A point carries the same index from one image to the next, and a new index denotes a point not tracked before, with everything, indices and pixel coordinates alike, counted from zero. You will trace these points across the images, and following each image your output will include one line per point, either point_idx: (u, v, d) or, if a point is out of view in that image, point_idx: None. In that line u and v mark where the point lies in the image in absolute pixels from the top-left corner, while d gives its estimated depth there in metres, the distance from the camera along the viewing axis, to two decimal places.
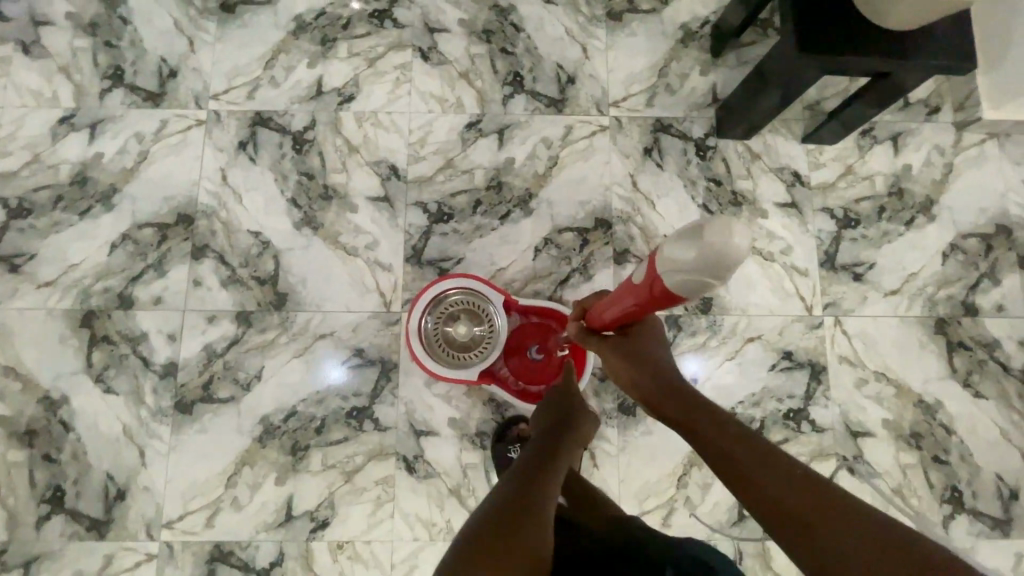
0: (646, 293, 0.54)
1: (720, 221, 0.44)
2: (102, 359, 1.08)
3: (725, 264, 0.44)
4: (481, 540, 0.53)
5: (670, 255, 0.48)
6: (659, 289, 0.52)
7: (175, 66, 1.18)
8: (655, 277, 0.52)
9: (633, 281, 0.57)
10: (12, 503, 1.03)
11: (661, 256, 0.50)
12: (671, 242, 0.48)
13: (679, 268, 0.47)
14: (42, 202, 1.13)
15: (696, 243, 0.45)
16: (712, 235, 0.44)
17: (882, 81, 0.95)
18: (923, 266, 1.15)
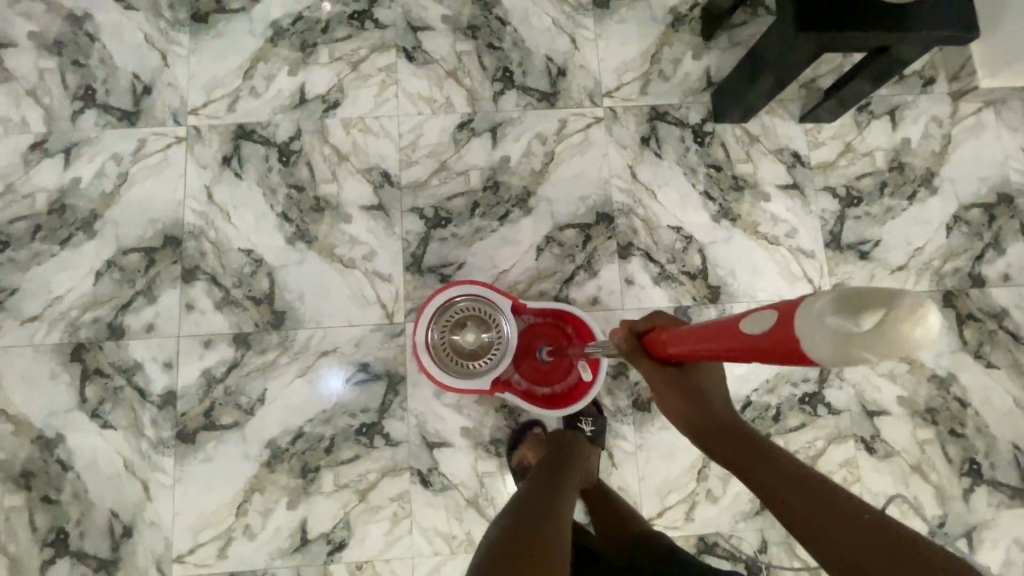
0: (767, 347, 0.45)
1: (906, 297, 0.34)
2: (96, 393, 1.03)
3: (900, 351, 0.35)
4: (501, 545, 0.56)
5: (822, 317, 0.38)
6: (786, 349, 0.43)
7: (149, 82, 1.13)
8: (786, 337, 0.42)
9: (741, 329, 0.48)
10: (13, 549, 0.99)
11: (806, 316, 0.40)
12: (828, 307, 0.38)
13: (832, 343, 0.38)
14: (19, 233, 1.08)
15: (877, 315, 0.35)
16: (895, 317, 0.34)
17: (881, 57, 0.92)
18: (928, 240, 1.14)
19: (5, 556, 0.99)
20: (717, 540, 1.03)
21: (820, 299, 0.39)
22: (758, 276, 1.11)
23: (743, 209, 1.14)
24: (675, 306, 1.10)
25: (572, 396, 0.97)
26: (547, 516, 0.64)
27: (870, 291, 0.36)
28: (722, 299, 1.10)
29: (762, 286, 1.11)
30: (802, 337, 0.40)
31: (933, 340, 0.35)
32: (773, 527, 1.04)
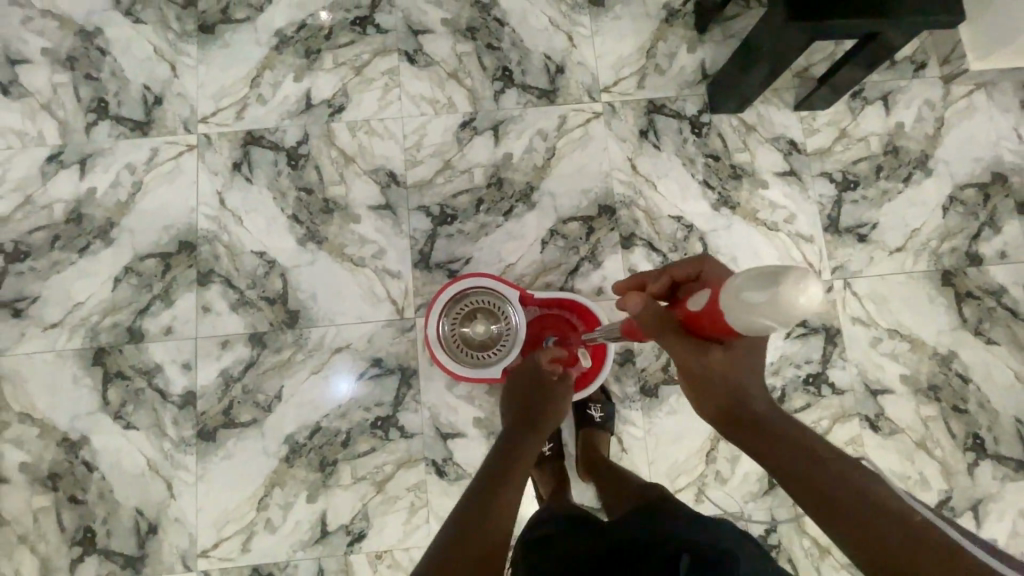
0: (702, 322, 0.50)
1: (796, 270, 0.40)
2: (118, 395, 1.07)
3: (795, 317, 0.41)
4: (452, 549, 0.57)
5: (737, 292, 0.43)
6: (718, 324, 0.48)
7: (160, 93, 1.16)
8: (716, 311, 0.47)
9: (688, 306, 0.52)
10: (43, 549, 1.02)
11: (728, 291, 0.44)
12: (743, 281, 0.43)
13: (749, 312, 0.43)
14: (39, 243, 1.11)
15: (768, 289, 0.40)
16: (789, 286, 0.39)
17: (870, 45, 0.95)
18: (925, 221, 1.16)
19: (35, 555, 1.02)
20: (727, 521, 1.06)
21: (737, 277, 0.44)
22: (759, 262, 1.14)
23: (742, 197, 1.16)
24: None
25: (575, 387, 0.99)
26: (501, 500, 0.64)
27: (768, 269, 0.41)
28: None
29: None
30: (728, 313, 0.45)
31: (819, 306, 0.40)
32: (781, 506, 1.06)
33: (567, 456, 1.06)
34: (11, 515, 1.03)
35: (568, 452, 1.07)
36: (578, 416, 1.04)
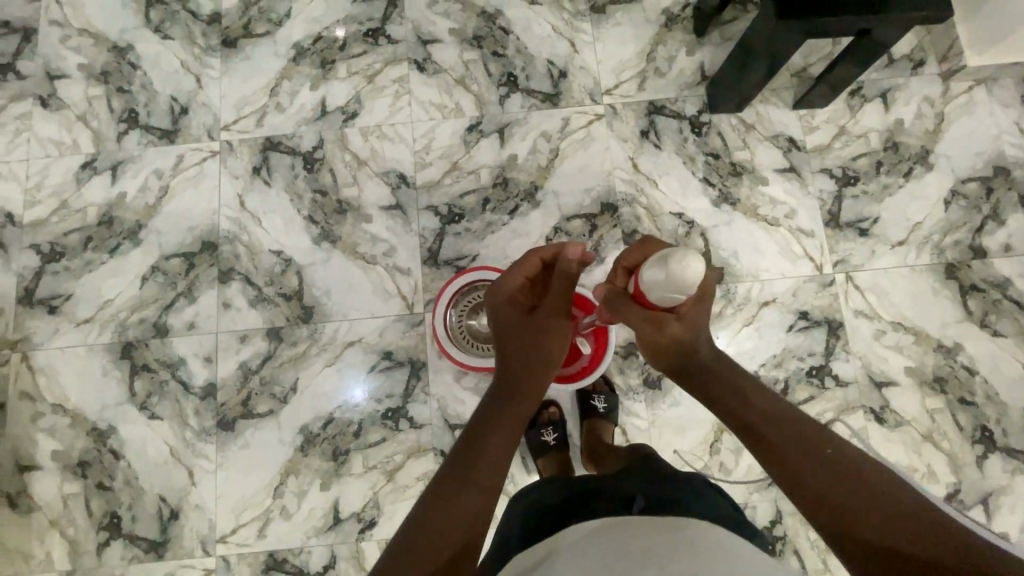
0: (631, 303, 0.62)
1: (678, 250, 0.54)
2: (144, 387, 1.12)
3: (689, 285, 0.54)
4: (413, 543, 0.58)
5: (645, 272, 0.57)
6: (642, 303, 0.60)
7: (186, 103, 1.24)
8: (639, 292, 0.60)
9: (621, 292, 0.64)
10: (72, 533, 1.07)
11: (642, 274, 0.58)
12: (649, 264, 0.56)
13: (657, 287, 0.56)
14: (73, 244, 1.18)
15: (666, 264, 0.54)
16: (677, 261, 0.53)
17: (863, 41, 0.98)
18: (927, 215, 1.17)
19: (65, 539, 1.07)
20: None
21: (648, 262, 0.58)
22: (760, 256, 1.16)
23: (742, 194, 1.18)
24: None
25: (577, 375, 1.02)
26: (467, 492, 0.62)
27: (666, 251, 0.55)
28: (726, 279, 1.15)
29: (764, 265, 1.15)
30: (646, 291, 0.58)
31: (701, 274, 0.53)
32: (786, 498, 1.06)
33: (573, 447, 1.09)
34: (43, 500, 1.08)
35: (574, 443, 1.09)
36: (582, 408, 1.07)
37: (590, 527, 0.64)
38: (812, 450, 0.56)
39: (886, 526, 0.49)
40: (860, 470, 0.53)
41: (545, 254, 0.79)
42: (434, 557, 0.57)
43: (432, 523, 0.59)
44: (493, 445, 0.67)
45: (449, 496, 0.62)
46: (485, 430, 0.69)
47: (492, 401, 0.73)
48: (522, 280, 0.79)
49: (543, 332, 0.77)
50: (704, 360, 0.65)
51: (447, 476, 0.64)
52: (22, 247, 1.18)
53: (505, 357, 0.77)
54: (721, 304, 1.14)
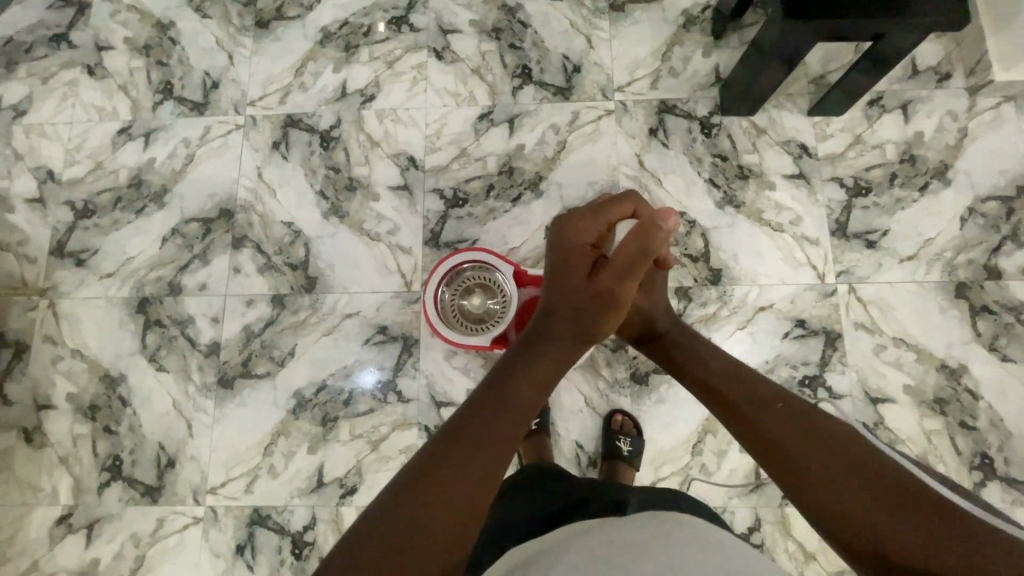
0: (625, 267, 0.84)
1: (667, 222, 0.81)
2: (155, 341, 1.19)
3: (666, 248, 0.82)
4: (384, 526, 0.48)
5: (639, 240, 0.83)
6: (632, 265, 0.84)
7: (217, 79, 1.31)
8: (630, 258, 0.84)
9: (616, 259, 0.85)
10: (78, 471, 1.14)
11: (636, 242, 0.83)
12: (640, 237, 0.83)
13: None
14: (104, 203, 1.26)
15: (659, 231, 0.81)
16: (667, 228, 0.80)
17: (877, 45, 0.96)
18: (940, 231, 1.13)
19: (71, 476, 1.14)
20: None
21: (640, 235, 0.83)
22: (761, 261, 1.14)
23: (748, 197, 1.17)
24: (677, 286, 1.14)
25: None
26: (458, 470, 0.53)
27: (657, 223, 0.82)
28: (723, 281, 1.14)
29: (764, 269, 1.14)
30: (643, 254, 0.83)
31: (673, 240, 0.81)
32: (766, 506, 1.05)
33: (556, 435, 1.10)
34: (54, 438, 1.16)
35: (557, 432, 1.10)
36: (605, 447, 1.05)
37: (586, 522, 0.65)
38: (785, 417, 0.56)
39: (856, 494, 0.48)
40: (834, 434, 0.53)
41: (638, 208, 0.84)
42: (427, 534, 0.49)
43: (427, 491, 0.51)
44: (500, 421, 0.58)
45: (448, 463, 0.53)
46: (494, 400, 0.60)
47: (521, 352, 0.69)
48: (602, 227, 0.82)
49: (599, 289, 0.75)
50: (665, 330, 0.82)
51: (450, 438, 0.55)
52: (59, 203, 1.27)
53: (551, 299, 0.76)
54: (716, 305, 1.13)
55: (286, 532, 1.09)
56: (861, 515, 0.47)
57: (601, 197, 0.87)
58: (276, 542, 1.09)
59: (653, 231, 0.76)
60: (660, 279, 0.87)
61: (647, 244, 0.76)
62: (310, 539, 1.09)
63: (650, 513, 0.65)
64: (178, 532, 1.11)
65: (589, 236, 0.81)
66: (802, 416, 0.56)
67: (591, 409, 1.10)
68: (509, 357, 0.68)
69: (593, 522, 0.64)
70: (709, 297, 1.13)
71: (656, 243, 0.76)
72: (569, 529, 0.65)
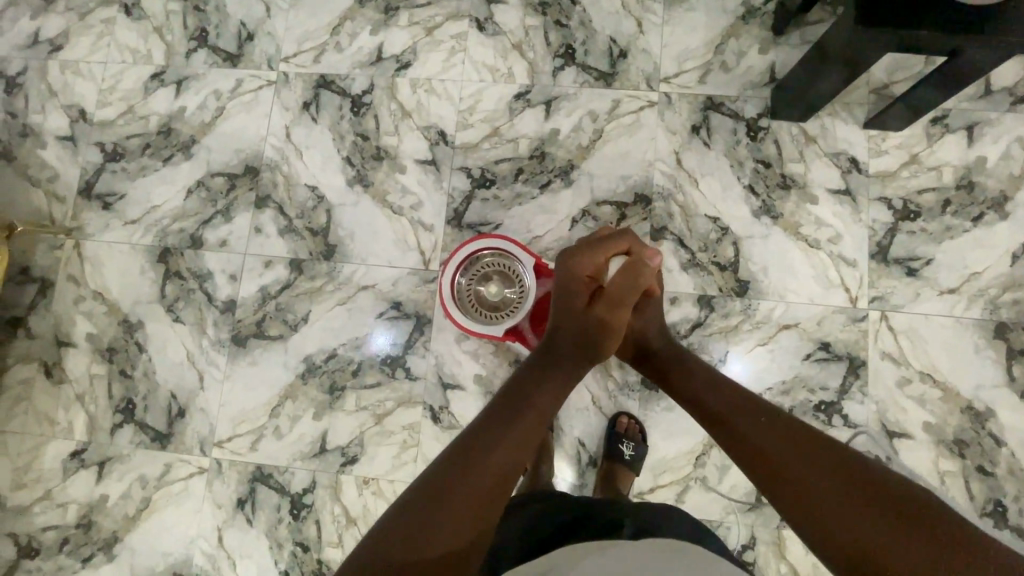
0: None
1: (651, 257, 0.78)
2: (174, 292, 1.20)
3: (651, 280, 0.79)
4: (396, 530, 0.50)
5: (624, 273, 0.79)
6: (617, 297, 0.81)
7: (252, 30, 1.28)
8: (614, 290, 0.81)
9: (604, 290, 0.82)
10: (93, 410, 1.18)
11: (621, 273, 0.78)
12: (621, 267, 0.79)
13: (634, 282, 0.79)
14: (132, 148, 1.26)
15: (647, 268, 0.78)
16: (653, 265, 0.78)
17: (953, 63, 0.88)
18: (988, 266, 1.07)
19: (86, 413, 1.18)
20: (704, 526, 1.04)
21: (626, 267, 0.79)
22: (792, 277, 1.10)
23: (787, 209, 1.12)
24: (700, 293, 1.10)
25: None
26: (466, 477, 0.54)
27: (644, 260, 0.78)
28: (749, 294, 1.10)
29: (794, 287, 1.10)
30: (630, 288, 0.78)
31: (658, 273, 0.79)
32: (764, 525, 1.03)
33: (559, 432, 1.09)
34: (73, 375, 1.19)
35: (560, 427, 1.09)
36: (606, 448, 1.04)
37: (587, 544, 0.62)
38: (783, 441, 0.59)
39: (855, 509, 0.49)
40: (832, 453, 0.55)
41: (632, 246, 0.80)
42: (445, 539, 0.49)
43: (438, 495, 0.52)
44: (511, 434, 0.59)
45: (459, 470, 0.54)
46: (509, 416, 0.61)
47: (532, 370, 0.69)
48: (597, 261, 0.79)
49: (596, 320, 0.74)
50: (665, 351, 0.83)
51: (463, 449, 0.56)
52: (90, 143, 1.27)
53: (560, 325, 0.76)
54: (739, 318, 1.09)
55: (286, 491, 1.12)
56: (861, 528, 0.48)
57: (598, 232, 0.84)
58: (275, 500, 1.12)
59: (641, 271, 0.77)
60: (652, 303, 0.86)
61: (636, 283, 0.76)
62: (308, 502, 1.11)
63: (648, 539, 0.62)
64: (183, 479, 1.14)
65: (589, 270, 0.78)
66: (798, 437, 0.59)
67: (596, 408, 1.09)
68: (520, 375, 0.69)
69: (595, 544, 0.61)
70: (732, 309, 1.10)
71: (644, 281, 0.77)
72: (573, 550, 0.61)
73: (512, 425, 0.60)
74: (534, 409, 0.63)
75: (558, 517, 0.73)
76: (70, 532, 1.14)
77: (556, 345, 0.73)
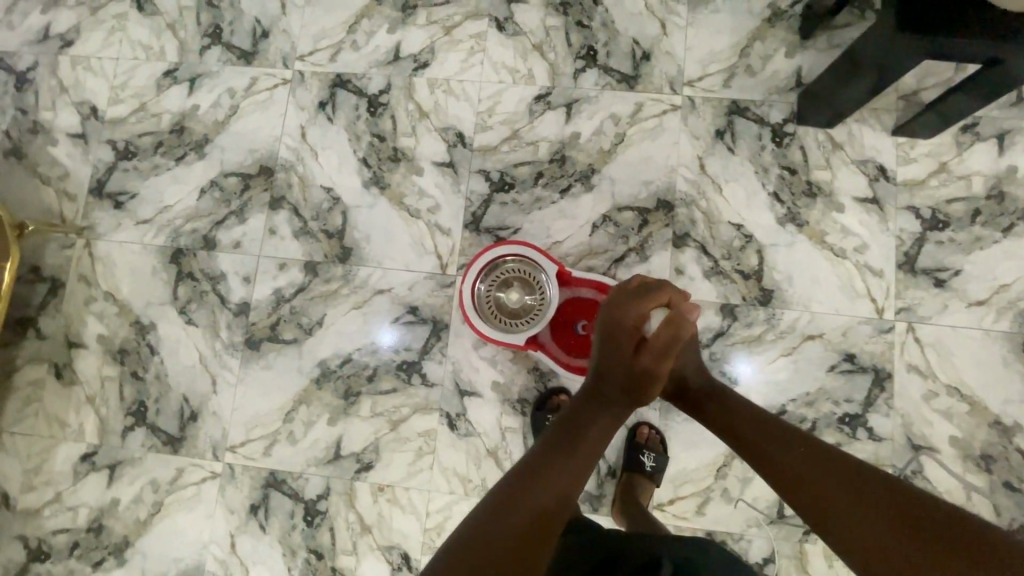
0: None
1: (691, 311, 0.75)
2: (186, 293, 1.18)
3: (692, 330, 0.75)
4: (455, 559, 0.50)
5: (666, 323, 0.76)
6: None
7: (267, 27, 1.25)
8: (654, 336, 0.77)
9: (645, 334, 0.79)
10: (104, 412, 1.16)
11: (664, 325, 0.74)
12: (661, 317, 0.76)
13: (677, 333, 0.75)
14: (145, 146, 1.24)
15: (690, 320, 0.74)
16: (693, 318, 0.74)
17: (991, 71, 0.86)
18: (1017, 278, 1.05)
19: (97, 416, 1.16)
20: (724, 539, 1.03)
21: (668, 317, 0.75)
22: (816, 287, 1.08)
23: (812, 217, 1.10)
24: (723, 301, 1.08)
25: None
26: (519, 509, 0.55)
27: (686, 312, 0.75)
28: (773, 303, 1.08)
29: (819, 297, 1.08)
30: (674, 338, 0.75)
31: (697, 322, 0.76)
32: (786, 539, 1.02)
33: None
34: (84, 377, 1.17)
35: None
36: (627, 458, 1.03)
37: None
38: (814, 468, 0.60)
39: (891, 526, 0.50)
40: (862, 476, 0.56)
41: (673, 298, 0.77)
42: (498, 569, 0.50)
43: (493, 525, 0.53)
44: (559, 476, 0.59)
45: (513, 503, 0.55)
46: (557, 458, 0.61)
47: (578, 414, 0.69)
48: (641, 310, 0.75)
49: (640, 372, 0.72)
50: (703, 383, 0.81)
51: (512, 490, 0.56)
52: (101, 141, 1.25)
53: (601, 369, 0.75)
54: (762, 327, 1.07)
55: (299, 498, 1.11)
56: (899, 554, 0.48)
57: (637, 278, 0.80)
58: (289, 507, 1.10)
59: (681, 325, 0.73)
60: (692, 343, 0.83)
61: (678, 335, 0.73)
62: (322, 508, 1.10)
63: None
64: (196, 483, 1.13)
65: (634, 320, 0.75)
66: (830, 463, 0.59)
67: None
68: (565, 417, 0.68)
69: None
70: (755, 318, 1.08)
71: (687, 333, 0.74)
72: None
73: (562, 467, 0.60)
74: (581, 453, 0.63)
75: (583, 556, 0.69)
76: (80, 536, 1.13)
77: (599, 392, 0.72)
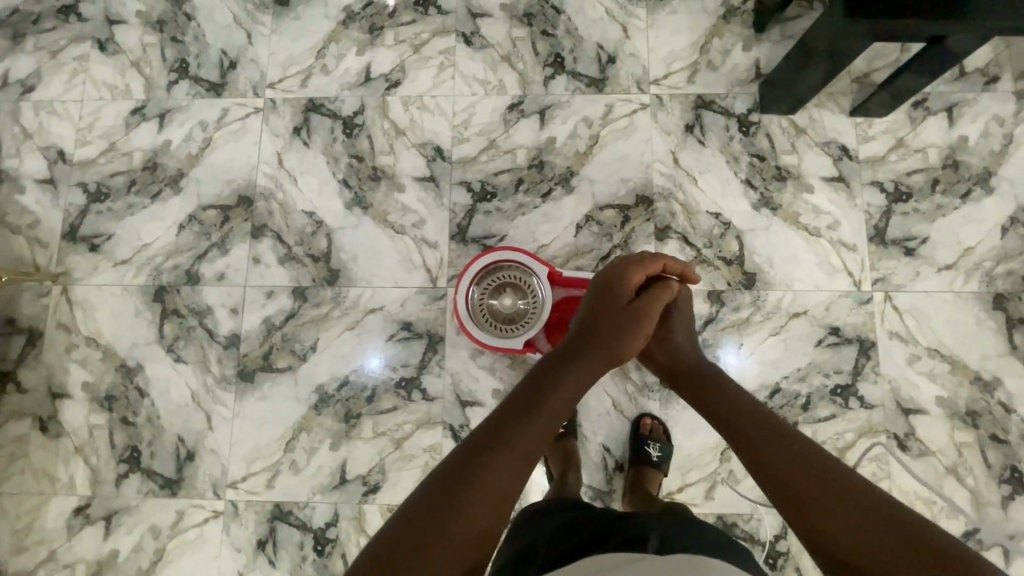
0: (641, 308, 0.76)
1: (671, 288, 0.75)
2: (172, 331, 1.16)
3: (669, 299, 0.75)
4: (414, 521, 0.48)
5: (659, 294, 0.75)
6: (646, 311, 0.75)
7: (235, 58, 1.25)
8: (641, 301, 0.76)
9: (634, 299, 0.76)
10: (95, 461, 1.12)
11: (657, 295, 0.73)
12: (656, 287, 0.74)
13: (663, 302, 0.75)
14: (118, 186, 1.22)
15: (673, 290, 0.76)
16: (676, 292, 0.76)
17: (935, 47, 0.91)
18: (979, 240, 1.11)
19: (88, 466, 1.12)
20: (735, 521, 1.04)
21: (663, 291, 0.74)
22: (796, 266, 1.12)
23: (785, 199, 1.14)
24: (709, 288, 1.12)
25: None
26: (484, 474, 0.51)
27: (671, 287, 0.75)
28: (757, 285, 1.11)
29: (800, 275, 1.12)
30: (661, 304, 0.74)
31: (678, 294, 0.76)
32: None
33: (584, 439, 1.08)
34: (70, 428, 1.14)
35: (584, 434, 1.08)
36: (633, 452, 1.03)
37: (609, 559, 0.58)
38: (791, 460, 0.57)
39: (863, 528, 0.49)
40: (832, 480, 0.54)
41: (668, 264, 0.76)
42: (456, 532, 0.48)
43: (456, 486, 0.50)
44: (525, 435, 0.54)
45: (481, 466, 0.51)
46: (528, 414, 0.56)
47: (552, 366, 0.62)
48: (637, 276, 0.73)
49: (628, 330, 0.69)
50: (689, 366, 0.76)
51: (475, 450, 0.52)
52: (71, 184, 1.22)
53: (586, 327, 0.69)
54: (749, 310, 1.11)
55: (307, 528, 1.08)
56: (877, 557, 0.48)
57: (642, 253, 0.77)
58: (298, 538, 1.08)
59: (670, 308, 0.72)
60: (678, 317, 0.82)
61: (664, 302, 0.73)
62: (332, 535, 1.08)
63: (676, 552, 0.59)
64: (198, 525, 1.10)
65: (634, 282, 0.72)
66: (806, 457, 0.57)
67: (618, 412, 1.09)
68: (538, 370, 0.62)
69: (615, 562, 0.56)
70: (742, 301, 1.11)
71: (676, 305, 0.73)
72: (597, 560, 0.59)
73: (530, 424, 0.55)
74: (554, 407, 0.58)
75: (582, 522, 0.71)
76: None
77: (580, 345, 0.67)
